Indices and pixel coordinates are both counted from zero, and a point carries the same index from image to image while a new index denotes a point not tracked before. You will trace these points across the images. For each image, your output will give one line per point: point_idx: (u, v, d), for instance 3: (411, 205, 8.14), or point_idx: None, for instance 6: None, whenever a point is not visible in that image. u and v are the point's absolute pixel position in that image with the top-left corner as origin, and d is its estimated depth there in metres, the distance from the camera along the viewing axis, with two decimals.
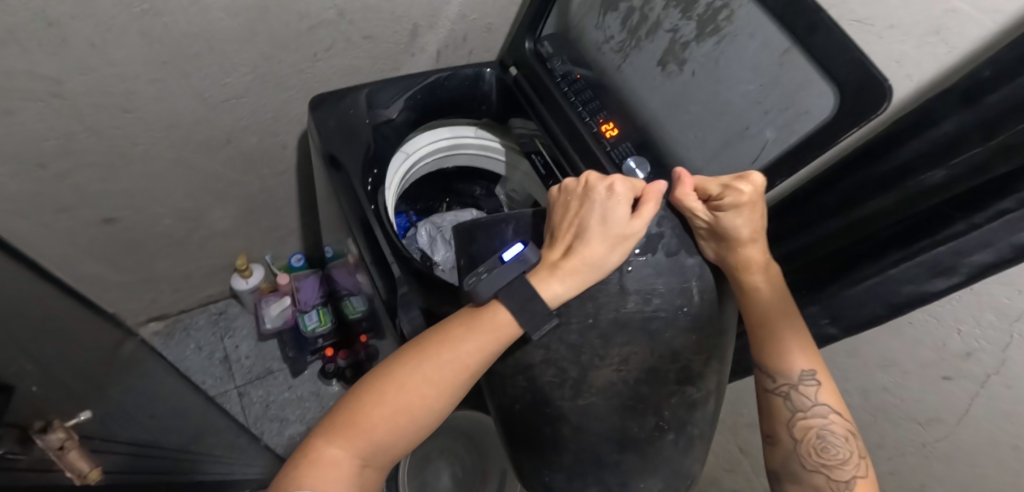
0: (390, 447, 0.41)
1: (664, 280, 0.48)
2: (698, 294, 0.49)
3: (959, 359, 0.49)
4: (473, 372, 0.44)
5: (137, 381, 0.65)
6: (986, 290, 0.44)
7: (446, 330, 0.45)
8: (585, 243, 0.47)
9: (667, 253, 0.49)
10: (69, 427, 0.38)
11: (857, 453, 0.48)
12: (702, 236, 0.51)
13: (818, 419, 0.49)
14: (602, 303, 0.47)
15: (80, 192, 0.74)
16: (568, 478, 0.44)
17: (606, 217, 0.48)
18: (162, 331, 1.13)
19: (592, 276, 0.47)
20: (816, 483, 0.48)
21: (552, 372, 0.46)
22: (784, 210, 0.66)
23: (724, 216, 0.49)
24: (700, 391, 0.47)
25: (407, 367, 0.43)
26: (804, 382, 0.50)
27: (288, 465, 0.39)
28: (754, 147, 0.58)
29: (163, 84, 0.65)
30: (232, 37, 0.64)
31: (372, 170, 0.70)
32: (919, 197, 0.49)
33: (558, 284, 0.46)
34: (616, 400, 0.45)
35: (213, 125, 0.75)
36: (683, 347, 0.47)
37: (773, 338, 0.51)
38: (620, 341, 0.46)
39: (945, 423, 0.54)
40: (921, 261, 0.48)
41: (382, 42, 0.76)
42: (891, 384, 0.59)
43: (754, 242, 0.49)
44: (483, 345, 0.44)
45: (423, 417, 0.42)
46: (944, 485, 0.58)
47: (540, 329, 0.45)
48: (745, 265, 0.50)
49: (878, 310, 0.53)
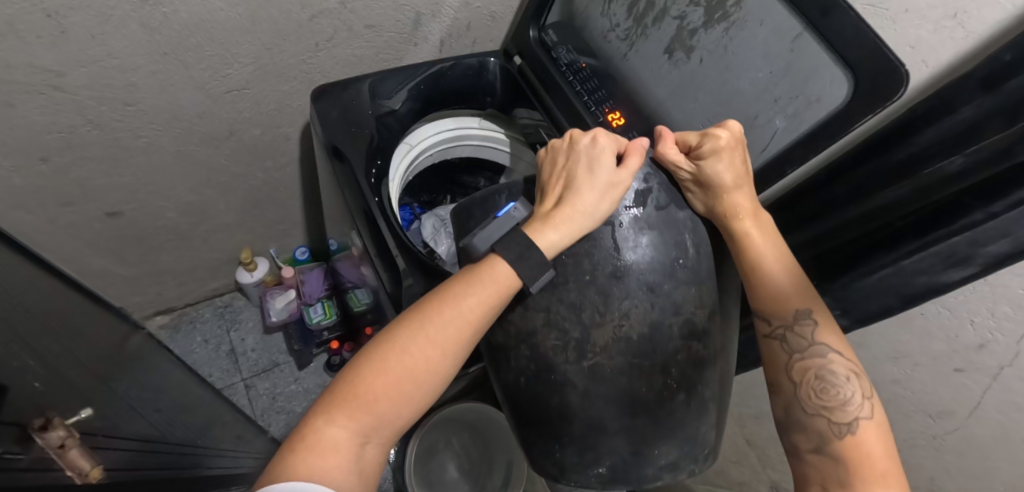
0: (393, 419, 0.41)
1: (658, 233, 0.47)
2: (693, 247, 0.48)
3: (971, 351, 0.48)
4: (475, 330, 0.44)
5: (142, 376, 0.65)
6: (1002, 279, 0.43)
7: (444, 289, 0.45)
8: (574, 191, 0.46)
9: (657, 206, 0.48)
10: (68, 425, 0.36)
11: (864, 394, 0.44)
12: (688, 188, 0.51)
13: (817, 359, 0.46)
14: (597, 261, 0.45)
15: (83, 186, 0.74)
16: (579, 450, 0.46)
17: (594, 166, 0.47)
18: (169, 324, 1.14)
19: (589, 222, 0.45)
20: (820, 429, 0.44)
21: (555, 335, 0.45)
22: (793, 201, 0.66)
23: (706, 163, 0.49)
24: (707, 349, 0.47)
25: (407, 335, 0.42)
26: (800, 322, 0.48)
27: (286, 446, 0.38)
28: (765, 135, 0.57)
29: (165, 76, 0.65)
30: (232, 28, 0.63)
31: (376, 160, 0.69)
32: (938, 187, 0.48)
33: (552, 233, 0.45)
34: (622, 359, 0.44)
35: (215, 118, 0.74)
36: (685, 299, 0.46)
37: (765, 283, 0.49)
38: (620, 297, 0.45)
39: (956, 416, 0.54)
40: (934, 252, 0.47)
41: (384, 32, 0.75)
42: (901, 376, 0.58)
43: (738, 187, 0.49)
44: (484, 299, 0.43)
45: (427, 384, 0.42)
46: (955, 478, 0.58)
47: (537, 282, 0.45)
48: (733, 211, 0.49)
49: (892, 303, 0.52)
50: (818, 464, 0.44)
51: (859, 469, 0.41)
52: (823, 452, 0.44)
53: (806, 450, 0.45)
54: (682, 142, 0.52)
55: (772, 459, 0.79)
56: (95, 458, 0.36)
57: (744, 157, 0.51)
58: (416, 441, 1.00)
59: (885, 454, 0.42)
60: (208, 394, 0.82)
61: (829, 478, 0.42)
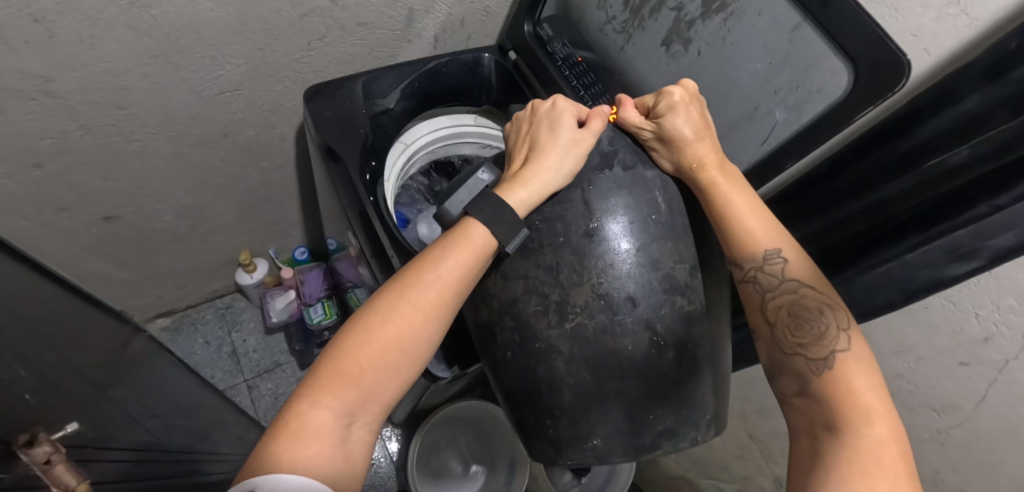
0: (381, 392, 0.41)
1: (626, 191, 0.46)
2: (664, 204, 0.47)
3: (976, 344, 0.48)
4: (456, 293, 0.44)
5: (142, 381, 0.65)
6: (1008, 272, 0.42)
7: (422, 257, 0.45)
8: (540, 151, 0.48)
9: (624, 168, 0.48)
10: (56, 440, 0.35)
11: (839, 325, 0.43)
12: (652, 147, 0.51)
13: (787, 296, 0.45)
14: (571, 222, 0.45)
15: (78, 191, 0.73)
16: (573, 422, 0.45)
17: (556, 126, 0.49)
18: (171, 326, 1.14)
19: (556, 178, 0.46)
20: (798, 368, 0.43)
21: (536, 300, 0.45)
22: (796, 192, 0.64)
23: (665, 120, 0.49)
24: (690, 303, 0.45)
25: (387, 307, 0.42)
26: (770, 261, 0.46)
27: (267, 436, 0.37)
28: (764, 128, 0.56)
29: (156, 78, 0.64)
30: (222, 29, 0.63)
31: (370, 161, 0.69)
32: (937, 180, 0.47)
33: (521, 191, 0.46)
34: (603, 317, 0.43)
35: (209, 119, 0.73)
36: (661, 254, 0.45)
37: (735, 231, 0.48)
38: (595, 254, 0.43)
39: (962, 410, 0.53)
40: (936, 246, 0.46)
41: (377, 29, 0.74)
42: (906, 370, 0.57)
43: (700, 140, 0.50)
44: (462, 262, 0.44)
45: (412, 355, 0.42)
46: (961, 473, 0.57)
47: (513, 240, 0.45)
48: (698, 163, 0.49)
49: (893, 297, 0.51)
50: (803, 406, 0.41)
51: (842, 402, 0.39)
52: (806, 393, 0.41)
53: (791, 394, 0.43)
54: (641, 104, 0.53)
55: (776, 452, 0.79)
56: (84, 474, 0.36)
57: (703, 111, 0.51)
58: (421, 440, 1.01)
59: (868, 382, 0.40)
60: (210, 397, 0.83)
61: (814, 420, 0.40)
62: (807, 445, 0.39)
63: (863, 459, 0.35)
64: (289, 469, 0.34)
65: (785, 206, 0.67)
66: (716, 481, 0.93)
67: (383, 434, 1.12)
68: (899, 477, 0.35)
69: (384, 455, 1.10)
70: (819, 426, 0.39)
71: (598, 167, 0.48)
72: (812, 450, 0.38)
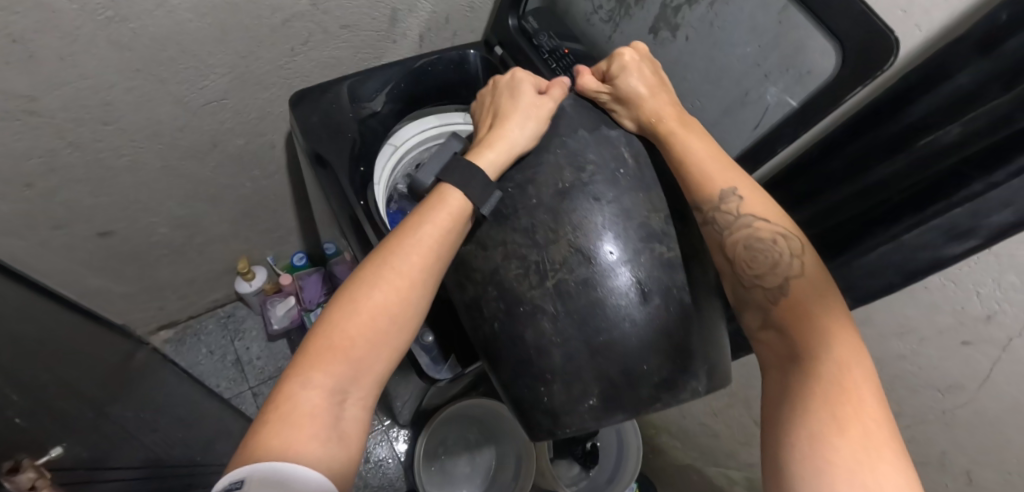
0: (372, 363, 0.41)
1: (595, 150, 0.48)
2: (631, 158, 0.49)
3: (979, 322, 0.47)
4: (439, 257, 0.45)
5: (145, 397, 0.66)
6: (1011, 248, 0.41)
7: (401, 227, 0.46)
8: (505, 117, 0.50)
9: (589, 130, 0.50)
10: (42, 465, 0.36)
11: (792, 252, 0.42)
12: (612, 108, 0.53)
13: (744, 230, 0.44)
14: (541, 184, 0.46)
15: (71, 208, 0.73)
16: (566, 387, 0.43)
17: (517, 94, 0.52)
18: (174, 338, 1.14)
19: (522, 139, 0.49)
20: (759, 301, 0.42)
21: (516, 264, 0.44)
22: (789, 177, 0.61)
23: (619, 80, 0.52)
24: (670, 250, 0.45)
25: (371, 276, 0.43)
26: (727, 201, 0.45)
27: (258, 422, 0.36)
28: (756, 112, 0.55)
29: (140, 92, 0.64)
30: (205, 39, 0.62)
31: (359, 167, 0.68)
32: (936, 158, 0.46)
33: (490, 153, 0.48)
34: (583, 270, 0.42)
35: (198, 131, 0.73)
36: (634, 205, 0.45)
37: (693, 173, 0.47)
38: (567, 209, 0.44)
39: (966, 390, 0.52)
40: (932, 227, 0.46)
41: (361, 31, 0.74)
42: (908, 352, 0.56)
43: (656, 94, 0.51)
44: (441, 225, 0.45)
45: (400, 322, 0.42)
46: (967, 452, 0.56)
47: (488, 202, 0.47)
48: (655, 116, 0.50)
49: (892, 279, 0.50)
50: (769, 340, 0.41)
51: (806, 333, 0.38)
52: (771, 326, 0.41)
53: (757, 329, 0.42)
54: (598, 73, 0.55)
55: None
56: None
57: (656, 70, 0.53)
58: (427, 438, 1.02)
59: (824, 303, 0.39)
60: (214, 407, 0.83)
61: (778, 352, 0.39)
62: (776, 380, 0.39)
63: (828, 387, 0.35)
64: (281, 455, 0.34)
65: (781, 194, 0.63)
66: (723, 469, 0.92)
67: (393, 435, 1.12)
68: (863, 397, 0.34)
69: (392, 456, 1.11)
70: (786, 360, 0.38)
71: (568, 132, 0.50)
72: (781, 384, 0.38)
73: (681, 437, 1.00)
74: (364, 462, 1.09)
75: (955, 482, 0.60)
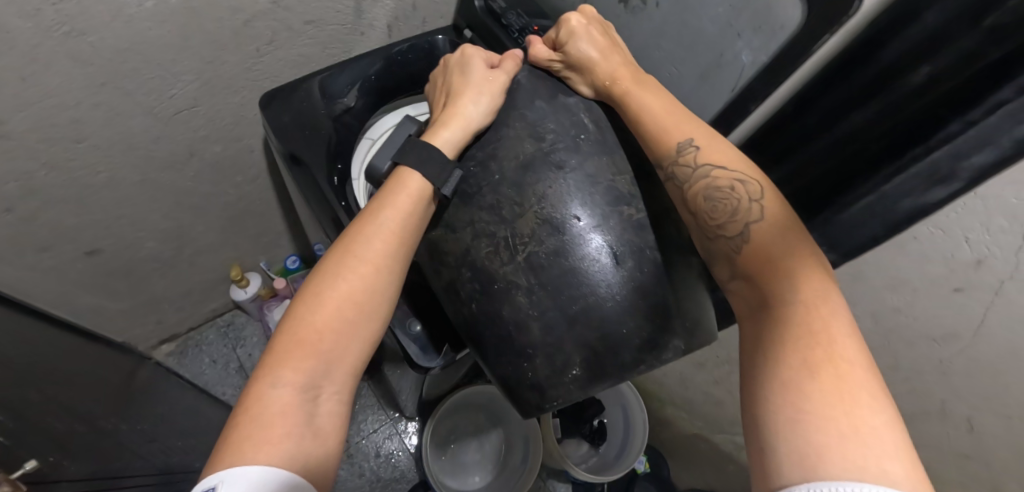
0: (344, 354, 0.42)
1: (554, 119, 0.47)
2: (590, 123, 0.48)
3: (970, 268, 0.46)
4: (402, 241, 0.46)
5: (144, 414, 0.66)
6: (994, 190, 0.41)
7: (362, 216, 0.47)
8: (457, 94, 0.51)
9: (547, 100, 0.49)
10: (14, 478, 0.34)
11: (750, 197, 0.43)
12: (566, 76, 0.53)
13: (703, 180, 0.44)
14: (503, 159, 0.46)
15: (56, 230, 0.73)
16: (548, 360, 0.42)
17: (468, 71, 0.53)
18: (176, 351, 1.15)
19: (476, 115, 0.49)
20: (725, 251, 0.43)
21: (487, 243, 0.44)
22: (763, 139, 0.57)
23: (569, 46, 0.52)
24: (639, 212, 0.45)
25: (335, 267, 0.44)
26: (684, 152, 0.45)
27: (230, 425, 0.37)
28: (732, 75, 0.52)
29: (109, 106, 0.63)
30: (167, 46, 0.61)
31: (337, 164, 0.67)
32: (908, 99, 0.44)
33: (446, 132, 0.49)
34: (553, 239, 0.42)
35: (173, 141, 0.73)
36: (597, 169, 0.45)
37: (649, 130, 0.47)
38: (531, 180, 0.44)
39: (962, 337, 0.51)
40: (914, 172, 0.46)
41: (326, 25, 0.73)
42: (901, 304, 0.55)
43: (607, 57, 0.52)
44: (401, 207, 0.46)
45: (367, 309, 0.44)
46: (966, 399, 0.56)
47: (448, 182, 0.47)
48: (609, 78, 0.50)
49: (876, 231, 0.51)
50: (739, 289, 0.42)
51: (770, 275, 0.39)
52: (738, 275, 0.42)
53: (728, 280, 0.43)
54: (548, 42, 0.56)
55: None
56: None
57: (605, 33, 0.54)
58: (433, 429, 1.03)
59: (787, 245, 0.40)
60: (218, 416, 0.84)
61: (751, 300, 0.40)
62: (751, 329, 0.40)
63: (797, 332, 0.36)
64: (254, 456, 0.34)
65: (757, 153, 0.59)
66: (729, 436, 0.93)
67: (403, 428, 1.14)
68: (835, 336, 0.35)
69: (402, 448, 1.12)
70: (756, 307, 0.39)
71: (525, 104, 0.49)
72: (755, 332, 0.39)
73: (687, 407, 1.00)
74: (375, 457, 1.10)
75: (956, 431, 0.60)
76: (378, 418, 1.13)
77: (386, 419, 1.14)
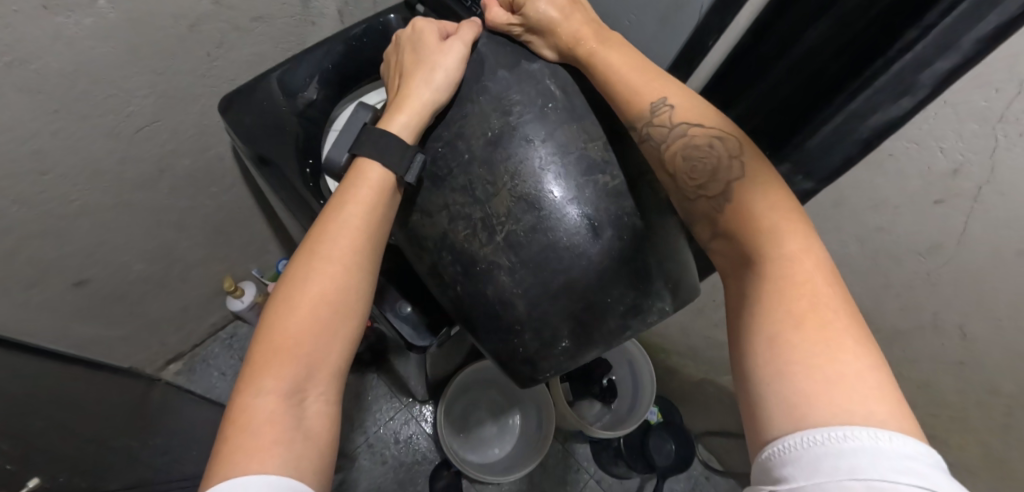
0: (324, 354, 0.43)
1: (518, 89, 0.46)
2: (557, 90, 0.47)
3: (947, 178, 0.46)
4: (367, 236, 0.46)
5: (163, 435, 0.68)
6: (962, 95, 0.40)
7: (324, 216, 0.47)
8: (413, 74, 0.50)
9: (509, 69, 0.48)
10: None
11: (729, 154, 0.43)
12: (527, 40, 0.50)
13: (680, 140, 0.44)
14: (470, 137, 0.46)
15: (41, 265, 0.73)
16: (535, 334, 0.43)
17: (424, 47, 0.51)
18: (184, 368, 1.17)
19: (432, 95, 0.48)
20: (704, 210, 0.43)
21: (463, 225, 0.44)
22: (724, 75, 0.57)
23: (528, 7, 0.50)
24: (613, 178, 0.44)
25: (303, 270, 0.44)
26: (658, 112, 0.45)
27: (219, 437, 0.38)
28: (692, 16, 0.50)
29: (67, 133, 0.62)
30: (114, 62, 0.59)
31: (308, 159, 0.66)
32: (857, 14, 0.44)
33: (402, 117, 0.48)
34: (526, 217, 0.42)
35: (140, 160, 0.72)
36: (565, 137, 0.45)
37: (615, 89, 0.46)
38: (501, 156, 0.44)
39: (947, 248, 0.51)
40: (881, 85, 0.45)
41: (275, 20, 0.72)
42: (885, 223, 0.55)
43: (568, 16, 0.49)
44: (363, 203, 0.46)
45: (342, 308, 0.44)
46: (957, 309, 0.56)
47: (410, 169, 0.47)
48: (572, 40, 0.48)
49: (850, 152, 0.51)
50: (722, 248, 0.42)
51: (752, 231, 0.39)
52: (720, 234, 0.42)
53: (709, 239, 0.43)
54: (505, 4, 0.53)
55: None
56: None
57: None
58: (449, 410, 1.05)
59: (768, 200, 0.40)
60: None
61: (734, 255, 0.41)
62: (736, 286, 0.40)
63: (781, 285, 0.36)
64: (243, 466, 0.35)
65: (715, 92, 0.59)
66: None
67: (418, 412, 1.16)
68: (818, 287, 0.35)
69: (420, 431, 1.14)
70: (740, 263, 0.40)
71: (488, 75, 0.48)
72: (739, 289, 0.39)
73: (690, 353, 1.01)
74: (395, 443, 1.12)
75: (951, 341, 0.60)
76: (392, 406, 1.16)
77: (401, 406, 1.16)
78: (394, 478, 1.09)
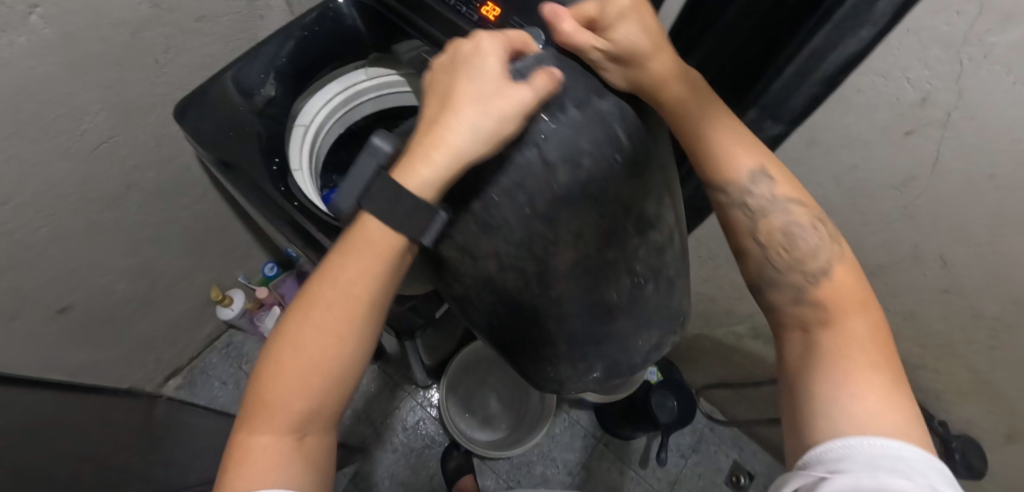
0: (320, 410, 0.39)
1: (589, 138, 0.37)
2: (626, 136, 0.38)
3: (915, 107, 0.45)
4: (366, 296, 0.39)
5: (169, 449, 0.68)
6: (922, 22, 0.39)
7: (323, 265, 0.40)
8: (450, 108, 0.37)
9: (579, 107, 0.37)
10: None
11: (829, 240, 0.43)
12: (602, 66, 0.40)
13: (781, 215, 0.43)
14: (533, 193, 0.36)
15: (20, 296, 0.72)
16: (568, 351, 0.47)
17: (476, 74, 0.38)
18: (184, 382, 1.17)
19: (469, 142, 0.36)
20: (790, 283, 0.43)
21: (513, 275, 0.39)
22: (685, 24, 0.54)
23: (616, 31, 0.39)
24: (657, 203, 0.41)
25: (296, 326, 0.39)
26: (755, 182, 0.43)
27: (221, 469, 0.38)
28: None
29: (21, 160, 0.60)
30: (58, 79, 0.57)
31: (274, 158, 0.65)
32: None
33: (424, 169, 0.36)
34: (584, 272, 0.40)
35: (103, 178, 0.70)
36: (620, 175, 0.37)
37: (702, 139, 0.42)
38: (570, 215, 0.37)
39: (920, 179, 0.51)
40: (839, 16, 0.44)
41: (220, 19, 0.69)
42: (857, 161, 0.54)
43: (659, 50, 0.40)
44: (363, 264, 0.38)
45: (339, 368, 0.39)
46: (936, 239, 0.56)
47: (428, 230, 0.38)
48: (659, 77, 0.40)
49: (815, 91, 0.51)
50: (796, 312, 0.43)
51: (842, 314, 0.40)
52: (802, 301, 0.42)
53: (785, 305, 0.44)
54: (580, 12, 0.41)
55: None
56: None
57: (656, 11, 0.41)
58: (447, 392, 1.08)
59: (862, 296, 0.41)
60: None
61: (810, 322, 0.42)
62: (803, 339, 0.42)
63: (856, 347, 0.38)
64: None
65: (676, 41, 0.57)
66: (727, 327, 0.95)
67: (423, 398, 1.17)
68: (894, 363, 0.38)
69: (427, 416, 1.16)
70: (815, 326, 0.41)
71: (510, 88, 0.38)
72: (807, 343, 0.41)
73: None
74: (403, 430, 1.14)
75: (932, 271, 0.60)
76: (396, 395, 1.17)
77: (405, 394, 1.17)
78: (406, 463, 1.11)
